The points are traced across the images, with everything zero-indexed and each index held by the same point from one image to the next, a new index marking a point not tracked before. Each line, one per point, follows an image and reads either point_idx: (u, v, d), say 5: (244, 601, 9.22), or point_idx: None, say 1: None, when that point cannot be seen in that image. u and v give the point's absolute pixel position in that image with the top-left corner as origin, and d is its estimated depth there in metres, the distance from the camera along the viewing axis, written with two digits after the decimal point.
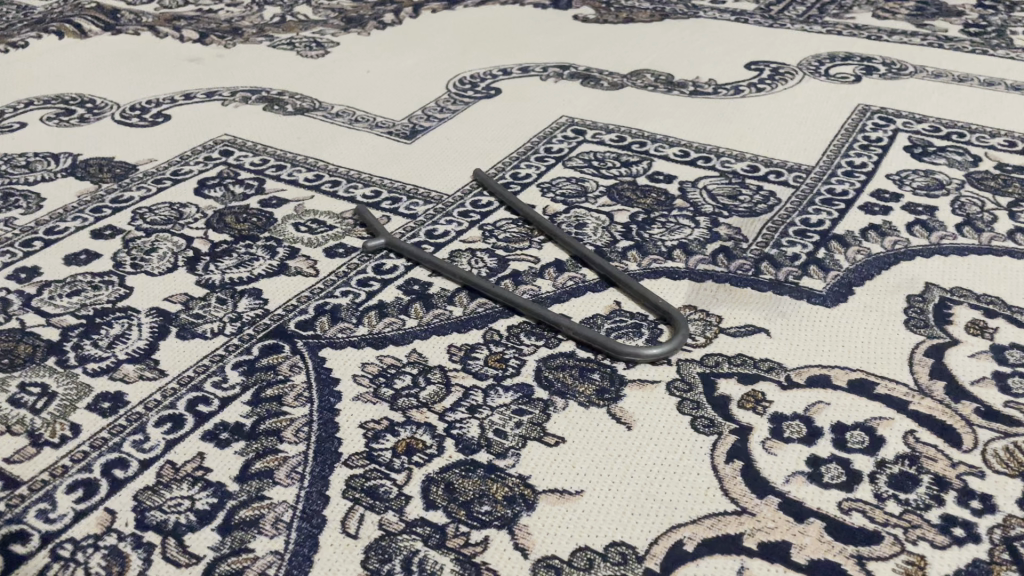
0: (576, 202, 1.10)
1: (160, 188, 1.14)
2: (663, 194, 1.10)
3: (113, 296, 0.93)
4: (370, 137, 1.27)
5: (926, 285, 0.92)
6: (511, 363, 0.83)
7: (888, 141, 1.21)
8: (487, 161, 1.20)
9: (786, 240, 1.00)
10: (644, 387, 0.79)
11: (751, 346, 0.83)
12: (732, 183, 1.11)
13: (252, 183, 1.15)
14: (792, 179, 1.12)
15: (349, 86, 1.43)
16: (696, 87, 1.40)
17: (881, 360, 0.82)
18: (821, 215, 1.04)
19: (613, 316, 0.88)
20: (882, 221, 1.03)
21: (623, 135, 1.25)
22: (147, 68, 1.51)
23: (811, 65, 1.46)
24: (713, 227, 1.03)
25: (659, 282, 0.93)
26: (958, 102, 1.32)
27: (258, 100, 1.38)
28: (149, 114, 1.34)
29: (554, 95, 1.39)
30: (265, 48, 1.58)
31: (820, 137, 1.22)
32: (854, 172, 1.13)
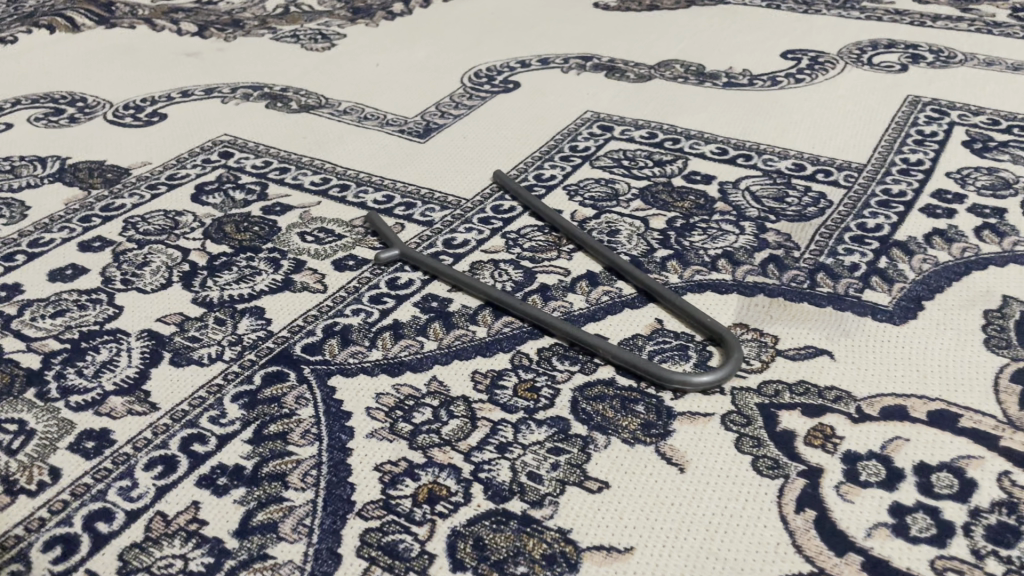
0: (607, 206, 1.01)
1: (154, 194, 1.05)
2: (702, 197, 1.01)
3: (100, 317, 0.85)
4: (380, 136, 1.17)
5: (1005, 298, 0.82)
6: (544, 392, 0.74)
7: (944, 136, 1.11)
8: (508, 161, 1.11)
9: (842, 247, 0.90)
10: (697, 420, 0.70)
11: (814, 372, 0.74)
12: (777, 184, 1.02)
13: (254, 187, 1.06)
14: (843, 179, 1.03)
15: (358, 81, 1.33)
16: (730, 78, 1.30)
17: (964, 387, 0.72)
18: (878, 219, 0.95)
19: (656, 337, 0.79)
20: (947, 225, 0.93)
21: (653, 131, 1.16)
22: (143, 63, 1.42)
23: (852, 54, 1.35)
24: (760, 233, 0.93)
25: (705, 297, 0.84)
26: (1017, 92, 1.21)
27: (260, 97, 1.28)
28: (143, 113, 1.25)
29: (577, 88, 1.30)
30: (267, 41, 1.49)
31: (869, 132, 1.12)
32: (910, 170, 1.04)
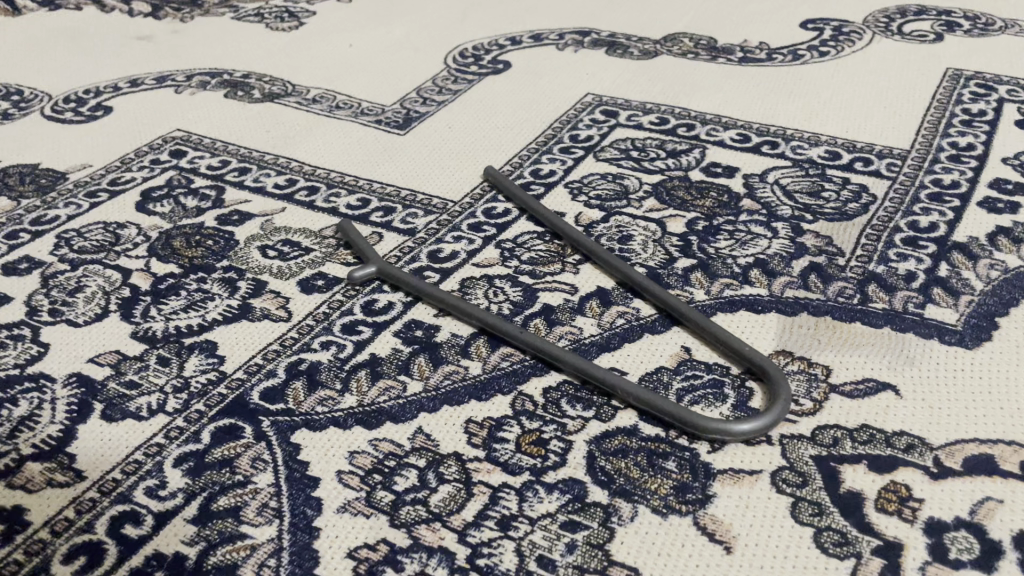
0: (616, 206, 0.87)
1: (93, 203, 0.91)
2: (725, 193, 0.88)
3: (22, 359, 0.71)
4: (354, 128, 1.04)
5: None
6: (552, 446, 0.61)
7: (994, 114, 0.98)
8: (500, 155, 0.97)
9: (894, 252, 0.77)
10: (742, 480, 0.57)
11: (877, 414, 0.62)
12: (810, 176, 0.89)
13: (209, 193, 0.92)
14: (885, 168, 0.90)
15: (329, 64, 1.19)
16: (745, 52, 1.16)
17: None
18: (932, 216, 0.82)
19: (684, 371, 0.67)
20: (1013, 221, 0.80)
21: (664, 116, 1.03)
22: (88, 48, 1.26)
23: (879, 22, 1.22)
24: (796, 237, 0.80)
25: (738, 319, 0.71)
26: None
27: (219, 85, 1.14)
28: (86, 107, 1.10)
29: (575, 67, 1.16)
30: (229, 20, 1.34)
31: (908, 112, 0.99)
32: (961, 156, 0.91)
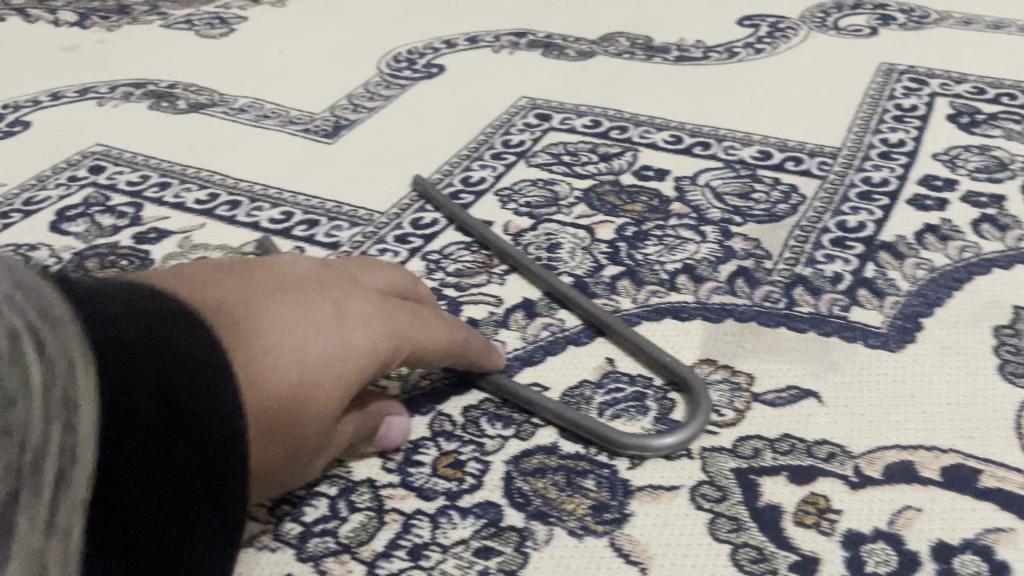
0: (546, 213, 0.86)
1: (5, 223, 0.87)
2: (655, 197, 0.87)
3: None
4: (282, 139, 1.01)
5: (1016, 311, 0.69)
6: (469, 468, 0.59)
7: (926, 109, 0.98)
8: (430, 163, 0.95)
9: (822, 254, 0.77)
10: (660, 497, 0.56)
11: (800, 422, 0.61)
12: (742, 178, 0.88)
13: (127, 210, 0.89)
14: (815, 167, 0.89)
15: (258, 72, 1.16)
16: (681, 51, 1.15)
17: (980, 432, 0.59)
18: (860, 215, 0.81)
19: (607, 383, 0.65)
20: (940, 219, 0.80)
21: (597, 119, 1.01)
22: (9, 61, 1.22)
23: (815, 18, 1.21)
24: (725, 241, 0.79)
25: (663, 328, 0.70)
26: (1001, 55, 1.08)
27: (143, 96, 1.11)
28: (3, 123, 1.06)
29: (511, 69, 1.14)
30: (157, 28, 1.30)
31: (841, 110, 0.99)
32: (891, 153, 0.90)
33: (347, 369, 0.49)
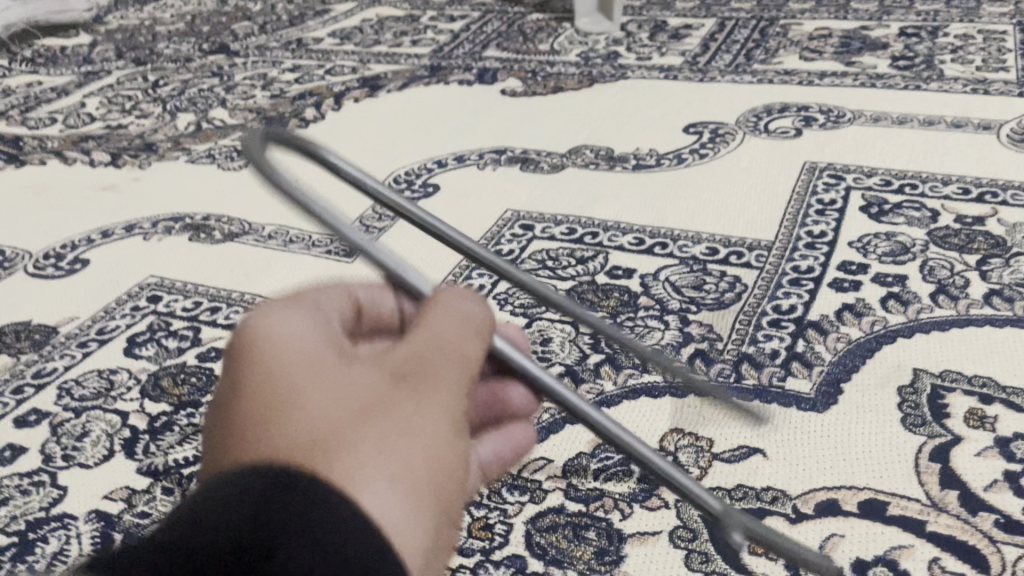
0: (537, 312, 1.04)
1: (85, 352, 1.04)
2: (626, 293, 1.05)
3: (45, 501, 0.84)
4: (308, 260, 1.19)
5: (915, 372, 0.88)
6: (497, 528, 0.76)
7: (843, 202, 1.18)
8: (436, 274, 1.13)
9: (762, 334, 0.95)
10: (647, 541, 0.73)
11: (750, 473, 0.78)
12: (694, 272, 1.07)
13: (187, 333, 1.06)
14: (754, 259, 1.08)
15: (279, 200, 1.35)
16: (638, 160, 1.35)
17: (888, 472, 0.77)
18: (792, 298, 1.00)
19: (599, 453, 0.82)
20: (855, 298, 0.99)
21: (572, 226, 1.20)
22: (59, 202, 1.40)
23: (749, 122, 1.43)
24: (685, 327, 0.98)
25: (640, 405, 0.88)
26: (903, 148, 1.30)
27: (183, 228, 1.29)
28: (65, 261, 1.24)
29: (496, 185, 1.33)
30: (184, 164, 1.49)
31: (773, 206, 1.19)
32: (815, 243, 1.10)
33: (372, 382, 0.40)
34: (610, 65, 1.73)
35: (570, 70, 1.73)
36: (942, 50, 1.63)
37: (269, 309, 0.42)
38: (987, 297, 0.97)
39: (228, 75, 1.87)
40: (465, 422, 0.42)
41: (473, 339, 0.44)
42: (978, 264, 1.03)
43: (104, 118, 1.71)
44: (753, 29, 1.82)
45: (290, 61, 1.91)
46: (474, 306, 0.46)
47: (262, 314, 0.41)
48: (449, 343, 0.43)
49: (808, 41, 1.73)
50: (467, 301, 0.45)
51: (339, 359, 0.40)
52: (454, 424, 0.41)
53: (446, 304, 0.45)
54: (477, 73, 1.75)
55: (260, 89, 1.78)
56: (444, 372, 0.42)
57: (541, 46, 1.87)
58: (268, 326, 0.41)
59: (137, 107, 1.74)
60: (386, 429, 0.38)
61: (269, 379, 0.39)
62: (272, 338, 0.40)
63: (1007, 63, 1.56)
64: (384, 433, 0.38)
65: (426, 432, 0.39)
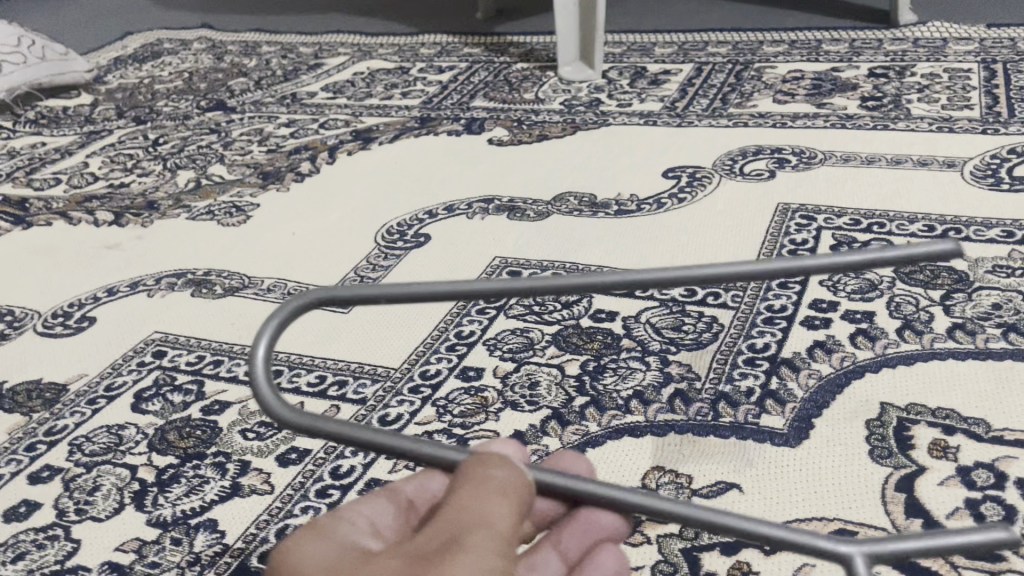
0: (525, 356, 1.09)
1: (95, 409, 1.09)
2: (609, 335, 1.11)
3: (60, 554, 0.88)
4: (305, 312, 1.24)
5: (882, 405, 0.93)
6: None
7: (814, 242, 1.24)
8: (429, 322, 1.19)
9: (737, 372, 1.00)
10: None
11: (726, 507, 0.83)
12: (674, 313, 1.13)
13: (191, 387, 1.11)
14: (730, 300, 1.14)
15: (277, 254, 1.40)
16: (619, 205, 1.41)
17: (856, 503, 0.82)
18: (765, 336, 1.06)
19: None
20: (826, 335, 1.04)
21: (558, 271, 1.26)
22: (65, 261, 1.46)
23: (725, 165, 1.49)
24: (665, 367, 1.03)
25: (623, 445, 0.93)
26: (871, 188, 1.36)
27: (185, 284, 1.34)
28: (72, 319, 1.29)
29: (485, 234, 1.39)
30: (185, 220, 1.55)
31: (748, 247, 1.25)
32: (788, 282, 1.15)
33: (398, 571, 0.49)
34: (592, 112, 1.80)
35: (554, 118, 1.80)
36: (909, 90, 1.71)
37: (311, 538, 0.54)
38: (950, 331, 1.03)
39: (225, 131, 1.94)
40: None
41: (496, 506, 0.52)
42: (942, 299, 1.09)
43: (107, 177, 1.77)
44: (729, 73, 1.90)
45: (285, 116, 1.99)
46: (507, 472, 0.54)
47: (303, 547, 0.53)
48: (472, 519, 0.51)
49: (782, 83, 1.80)
50: (499, 470, 0.54)
51: (373, 563, 0.51)
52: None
53: (465, 479, 0.54)
54: (465, 123, 1.82)
55: (257, 144, 1.85)
56: (470, 540, 0.50)
57: (526, 95, 1.94)
58: (311, 553, 0.53)
59: (138, 165, 1.81)
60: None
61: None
62: (316, 565, 0.52)
63: (971, 100, 1.63)
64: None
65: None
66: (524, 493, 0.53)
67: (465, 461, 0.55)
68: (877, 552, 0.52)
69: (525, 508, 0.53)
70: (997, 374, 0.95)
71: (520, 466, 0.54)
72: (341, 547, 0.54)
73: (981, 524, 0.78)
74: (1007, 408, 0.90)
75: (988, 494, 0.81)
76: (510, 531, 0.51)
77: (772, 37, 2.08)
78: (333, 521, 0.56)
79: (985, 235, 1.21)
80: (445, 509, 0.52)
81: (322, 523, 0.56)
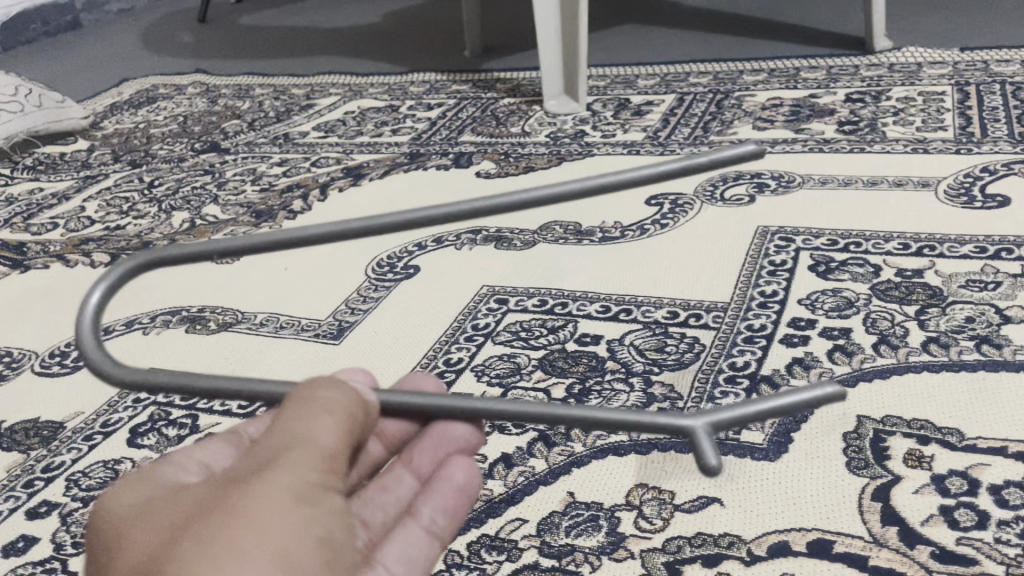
0: (512, 381, 1.11)
1: (91, 444, 1.11)
2: (594, 358, 1.13)
3: None
4: (298, 345, 1.27)
5: (860, 419, 0.95)
6: None
7: (793, 262, 1.27)
8: (418, 351, 1.21)
9: (719, 390, 1.03)
10: None
11: (708, 521, 0.85)
12: (657, 335, 1.15)
13: (186, 420, 1.13)
14: (712, 320, 1.16)
15: (270, 289, 1.43)
16: (604, 232, 1.45)
17: (834, 514, 0.84)
18: (746, 355, 1.08)
19: (570, 510, 0.89)
20: (804, 352, 1.07)
21: (544, 298, 1.29)
22: (62, 302, 1.49)
23: (706, 191, 1.53)
24: (648, 388, 1.06)
25: (607, 463, 0.95)
26: (848, 209, 1.39)
27: (179, 322, 1.37)
28: (69, 358, 1.31)
29: (473, 264, 1.42)
30: None
31: (729, 269, 1.28)
32: (767, 302, 1.18)
33: (215, 494, 0.57)
34: (577, 143, 1.84)
35: (540, 150, 1.84)
36: (885, 114, 1.75)
37: (138, 487, 0.61)
38: (925, 345, 1.05)
39: (219, 172, 1.98)
40: (313, 491, 0.57)
41: (320, 428, 0.60)
42: (916, 314, 1.12)
43: (103, 220, 1.81)
44: (710, 102, 1.94)
45: (277, 156, 2.03)
46: (333, 394, 0.62)
47: (130, 500, 0.60)
48: (292, 441, 0.59)
49: (761, 111, 1.85)
50: (321, 395, 0.62)
51: (199, 494, 0.58)
52: (297, 493, 0.56)
53: (286, 406, 0.62)
54: (453, 158, 1.86)
55: (250, 184, 1.89)
56: (287, 458, 0.58)
57: (512, 129, 1.99)
58: (136, 503, 0.59)
59: (134, 208, 1.85)
60: (226, 521, 0.54)
61: (139, 531, 0.57)
62: (142, 510, 0.59)
63: (945, 122, 1.67)
64: (233, 516, 0.54)
65: (263, 510, 0.54)
66: (347, 414, 0.62)
67: (293, 392, 0.63)
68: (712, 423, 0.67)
69: (352, 428, 0.62)
70: (971, 385, 0.98)
71: (338, 388, 0.63)
72: (166, 490, 0.61)
73: (955, 530, 0.81)
74: (980, 417, 0.93)
75: (962, 501, 0.84)
76: (333, 450, 0.59)
77: (751, 66, 2.13)
78: (160, 472, 0.63)
79: (959, 251, 1.24)
80: (270, 436, 0.60)
81: (152, 475, 0.62)
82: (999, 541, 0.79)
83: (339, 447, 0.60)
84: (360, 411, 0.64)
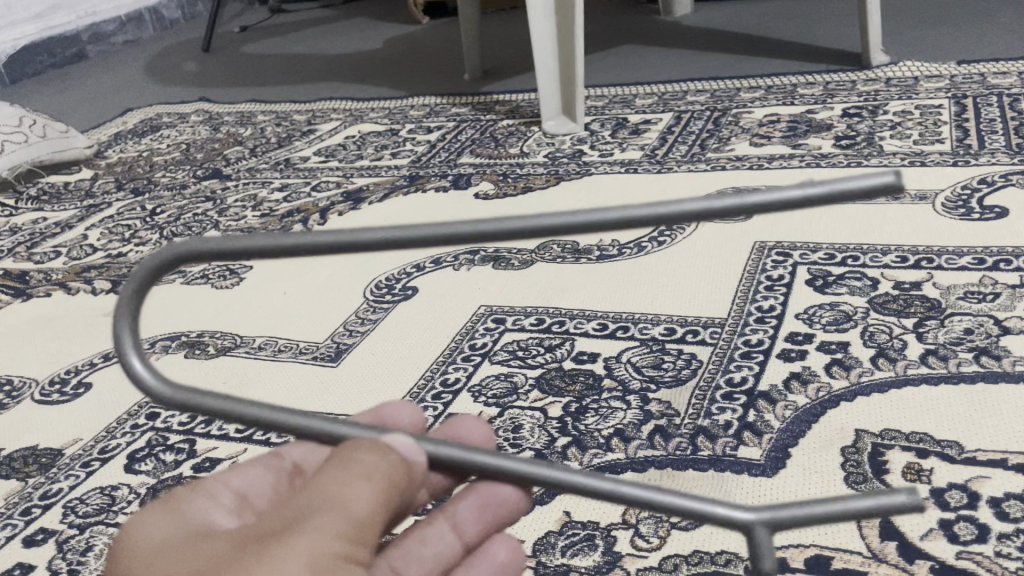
0: (509, 401, 1.10)
1: (90, 471, 1.11)
2: (590, 376, 1.12)
3: None
4: (296, 368, 1.27)
5: (857, 433, 0.94)
6: None
7: (789, 278, 1.26)
8: (416, 372, 1.21)
9: (716, 406, 1.02)
10: None
11: (706, 539, 0.84)
12: (654, 352, 1.15)
13: (183, 445, 1.13)
14: (709, 336, 1.16)
15: (268, 314, 1.43)
16: (601, 251, 1.44)
17: (831, 529, 0.83)
18: (743, 370, 1.08)
19: (566, 530, 0.88)
20: (801, 367, 1.06)
21: (541, 317, 1.28)
22: (63, 330, 1.49)
23: None
24: (645, 405, 1.05)
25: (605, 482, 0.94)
26: (847, 222, 1.39)
27: (179, 347, 1.37)
28: (69, 386, 1.32)
29: (470, 284, 1.41)
30: (180, 285, 1.59)
31: (727, 285, 1.27)
32: (765, 317, 1.18)
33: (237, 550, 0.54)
34: (575, 163, 1.85)
35: (538, 169, 1.85)
36: (882, 128, 1.75)
37: (162, 518, 0.61)
38: (923, 357, 1.05)
39: (220, 199, 1.99)
40: (328, 563, 0.53)
41: (353, 488, 0.56)
42: (915, 326, 1.11)
43: (105, 247, 1.82)
44: (707, 120, 1.95)
45: (278, 181, 2.04)
46: (377, 457, 0.59)
47: (145, 524, 0.60)
48: (321, 492, 0.56)
49: (758, 127, 1.85)
50: (371, 456, 0.59)
51: (215, 545, 0.56)
52: (315, 565, 0.52)
53: (338, 469, 0.57)
54: (453, 179, 1.87)
55: (251, 209, 1.90)
56: (316, 521, 0.54)
57: (512, 150, 1.99)
58: (154, 530, 0.59)
59: (135, 236, 1.85)
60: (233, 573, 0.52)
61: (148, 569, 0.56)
62: (161, 540, 0.58)
63: (942, 134, 1.67)
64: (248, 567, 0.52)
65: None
66: (389, 477, 0.58)
67: (336, 455, 0.59)
68: (774, 518, 0.61)
69: (391, 497, 0.58)
70: (970, 396, 0.97)
71: (394, 458, 0.59)
72: (189, 524, 0.61)
73: (955, 544, 0.80)
74: (979, 429, 0.92)
75: (962, 514, 0.83)
76: (365, 518, 0.56)
77: (749, 83, 2.14)
78: (189, 499, 0.63)
79: (957, 263, 1.24)
80: (306, 489, 0.57)
81: (180, 502, 0.62)
82: (1001, 555, 0.78)
83: (373, 512, 0.56)
84: (403, 476, 0.59)
